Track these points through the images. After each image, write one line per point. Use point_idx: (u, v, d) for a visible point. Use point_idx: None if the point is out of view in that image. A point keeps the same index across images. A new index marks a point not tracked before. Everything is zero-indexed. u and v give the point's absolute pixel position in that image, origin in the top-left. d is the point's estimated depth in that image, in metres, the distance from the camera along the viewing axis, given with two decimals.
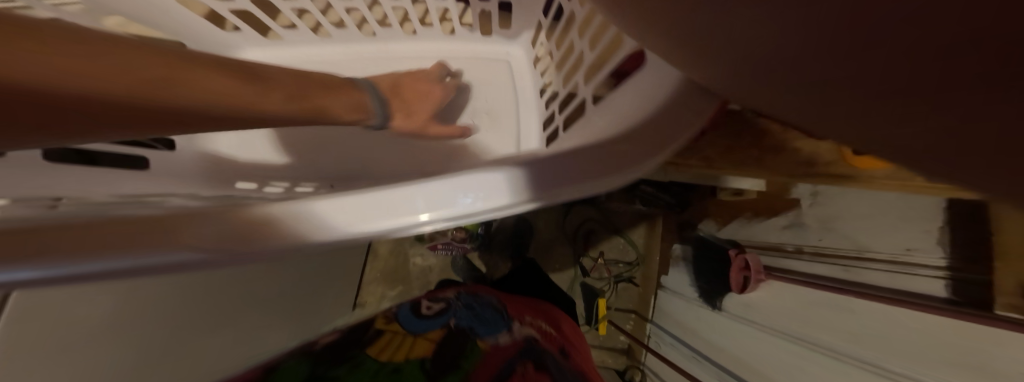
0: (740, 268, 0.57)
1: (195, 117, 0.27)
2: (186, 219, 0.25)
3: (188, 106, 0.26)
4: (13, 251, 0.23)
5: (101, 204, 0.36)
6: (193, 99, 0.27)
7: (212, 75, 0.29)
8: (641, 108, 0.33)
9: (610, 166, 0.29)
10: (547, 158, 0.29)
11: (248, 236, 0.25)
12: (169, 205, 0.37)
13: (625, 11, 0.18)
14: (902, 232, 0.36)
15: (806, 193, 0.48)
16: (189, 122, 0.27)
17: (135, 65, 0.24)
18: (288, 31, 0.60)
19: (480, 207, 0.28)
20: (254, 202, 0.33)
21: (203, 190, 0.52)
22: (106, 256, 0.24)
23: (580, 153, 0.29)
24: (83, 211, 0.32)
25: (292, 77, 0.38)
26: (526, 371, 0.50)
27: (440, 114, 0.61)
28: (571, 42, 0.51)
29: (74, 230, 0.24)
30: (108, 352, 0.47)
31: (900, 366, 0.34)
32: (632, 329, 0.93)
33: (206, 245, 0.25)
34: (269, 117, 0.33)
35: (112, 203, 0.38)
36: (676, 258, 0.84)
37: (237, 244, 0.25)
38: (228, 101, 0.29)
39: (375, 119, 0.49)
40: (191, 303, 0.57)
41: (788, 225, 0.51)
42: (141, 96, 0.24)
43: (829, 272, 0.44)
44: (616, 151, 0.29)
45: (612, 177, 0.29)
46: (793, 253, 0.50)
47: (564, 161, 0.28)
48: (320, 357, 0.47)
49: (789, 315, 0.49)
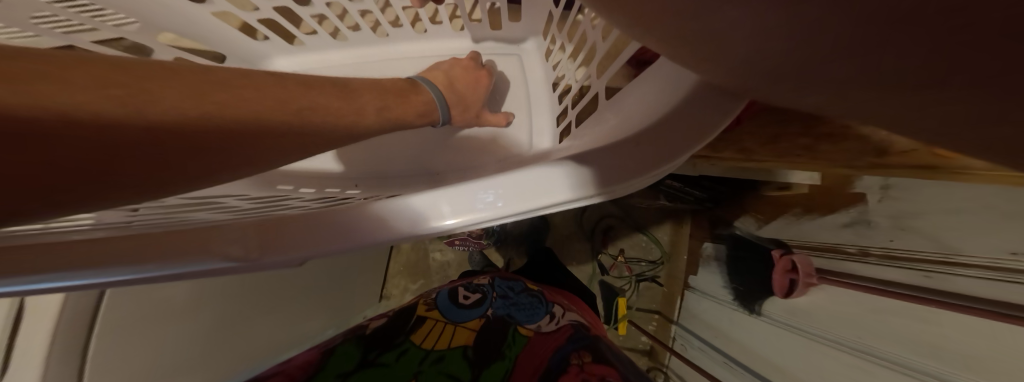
0: (785, 270, 0.54)
1: (277, 133, 0.24)
2: (238, 226, 0.26)
3: (267, 118, 0.23)
4: (55, 255, 0.23)
5: (224, 206, 0.37)
6: (274, 116, 0.24)
7: (288, 87, 0.27)
8: (667, 96, 0.29)
9: (655, 151, 0.26)
10: (614, 145, 0.27)
11: (278, 233, 0.26)
12: (224, 207, 0.37)
13: (648, 26, 0.17)
14: (996, 237, 0.30)
15: (874, 186, 0.42)
16: (280, 139, 0.24)
17: (221, 86, 0.22)
18: (310, 37, 0.57)
19: (546, 201, 0.26)
20: (288, 211, 0.34)
21: (250, 191, 0.45)
22: (188, 259, 0.24)
23: (640, 135, 0.27)
24: (127, 213, 0.32)
25: (360, 83, 0.37)
26: (582, 364, 0.47)
27: (486, 103, 0.58)
28: (582, 33, 0.47)
29: (114, 242, 0.24)
30: (180, 351, 0.44)
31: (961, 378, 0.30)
32: (654, 330, 0.89)
33: (263, 256, 0.26)
34: (350, 130, 0.30)
35: (174, 202, 0.35)
36: (707, 257, 0.78)
37: (285, 243, 0.26)
38: (303, 111, 0.26)
39: (439, 120, 0.48)
40: (252, 289, 0.55)
41: (849, 224, 0.46)
42: (225, 113, 0.21)
43: (906, 278, 0.37)
44: (663, 134, 0.26)
45: (666, 162, 0.26)
46: (856, 255, 0.44)
47: (629, 146, 0.26)
48: (370, 343, 0.53)
49: (848, 323, 0.43)
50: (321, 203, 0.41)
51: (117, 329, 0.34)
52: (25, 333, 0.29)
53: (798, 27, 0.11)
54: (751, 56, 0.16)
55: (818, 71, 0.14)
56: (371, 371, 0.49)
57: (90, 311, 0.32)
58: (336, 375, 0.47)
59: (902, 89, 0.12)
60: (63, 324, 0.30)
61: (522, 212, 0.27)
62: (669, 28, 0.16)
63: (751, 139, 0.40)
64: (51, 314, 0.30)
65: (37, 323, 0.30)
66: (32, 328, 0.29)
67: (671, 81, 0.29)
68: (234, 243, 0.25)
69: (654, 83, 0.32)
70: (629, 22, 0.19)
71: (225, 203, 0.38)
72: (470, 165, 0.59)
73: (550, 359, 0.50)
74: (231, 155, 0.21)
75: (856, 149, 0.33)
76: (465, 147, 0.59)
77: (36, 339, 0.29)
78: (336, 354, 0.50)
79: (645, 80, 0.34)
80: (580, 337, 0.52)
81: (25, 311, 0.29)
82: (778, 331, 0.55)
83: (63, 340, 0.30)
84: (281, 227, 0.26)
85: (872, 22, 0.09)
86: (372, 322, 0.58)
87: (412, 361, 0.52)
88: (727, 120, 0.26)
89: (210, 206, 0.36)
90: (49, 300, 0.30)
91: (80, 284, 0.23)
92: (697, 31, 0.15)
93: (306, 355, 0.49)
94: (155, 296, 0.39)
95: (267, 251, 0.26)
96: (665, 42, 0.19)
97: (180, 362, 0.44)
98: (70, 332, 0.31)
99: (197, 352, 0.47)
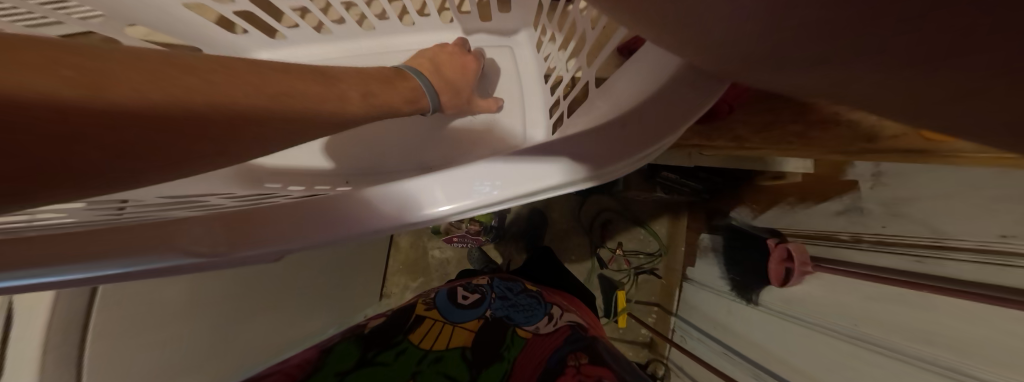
0: (782, 259, 0.55)
1: (258, 130, 0.23)
2: (212, 217, 0.25)
3: (248, 112, 0.23)
4: (43, 254, 0.23)
5: (209, 205, 0.37)
6: (251, 100, 0.23)
7: (266, 75, 0.26)
8: (651, 80, 0.28)
9: (640, 134, 0.26)
10: (597, 128, 0.26)
11: (248, 224, 0.26)
12: (211, 206, 0.36)
13: (632, 11, 0.17)
14: (987, 220, 0.30)
15: (867, 172, 0.42)
16: (258, 134, 0.24)
17: (196, 77, 0.21)
18: (293, 30, 0.56)
19: (539, 184, 0.26)
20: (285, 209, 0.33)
21: (237, 189, 0.47)
22: (163, 254, 0.24)
23: (626, 117, 0.26)
24: (110, 207, 0.31)
25: (343, 72, 0.36)
26: (579, 365, 0.47)
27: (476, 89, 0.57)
28: (573, 22, 0.46)
29: (99, 237, 0.24)
30: (180, 352, 0.44)
31: (960, 363, 0.30)
32: (654, 322, 0.90)
33: (246, 248, 0.25)
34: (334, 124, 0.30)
35: (155, 201, 0.35)
36: (704, 248, 0.78)
37: (252, 236, 0.26)
38: (286, 106, 0.26)
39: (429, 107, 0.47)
40: (249, 287, 0.54)
41: (842, 211, 0.46)
42: (202, 108, 0.21)
43: (897, 264, 0.37)
44: (648, 118, 0.26)
45: (646, 147, 0.26)
46: (850, 242, 0.44)
47: (612, 128, 0.26)
48: (368, 340, 0.53)
49: (844, 310, 0.44)
50: None
51: (112, 329, 0.34)
52: (21, 327, 0.29)
53: (777, 7, 0.11)
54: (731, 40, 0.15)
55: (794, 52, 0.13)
56: (370, 370, 0.49)
57: (84, 309, 0.32)
58: (333, 374, 0.47)
59: (879, 71, 0.12)
60: (60, 321, 0.30)
61: (517, 199, 0.26)
62: (649, 13, 0.16)
63: (745, 127, 0.39)
64: (44, 311, 0.30)
65: (27, 328, 0.29)
66: (24, 330, 0.29)
67: (655, 65, 0.29)
68: (207, 240, 0.25)
69: (641, 69, 0.31)
70: (613, 7, 0.18)
71: (207, 201, 0.38)
72: (464, 159, 0.58)
73: (547, 359, 0.50)
74: (205, 152, 0.21)
75: (850, 135, 0.33)
76: (459, 141, 0.59)
77: (31, 348, 0.29)
78: (335, 352, 0.50)
79: (632, 66, 0.34)
80: (577, 338, 0.53)
81: (16, 310, 0.29)
82: (776, 321, 0.55)
83: (59, 336, 0.30)
84: (262, 220, 0.26)
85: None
86: (370, 323, 0.58)
87: (411, 359, 0.52)
88: (711, 101, 0.26)
89: (193, 206, 0.36)
90: (37, 296, 0.30)
91: (73, 278, 0.24)
92: (680, 16, 0.15)
93: (305, 354, 0.49)
94: (150, 295, 0.39)
95: (240, 244, 0.25)
96: (651, 28, 0.18)
97: (179, 362, 0.44)
98: (62, 330, 0.30)
99: (198, 353, 0.47)
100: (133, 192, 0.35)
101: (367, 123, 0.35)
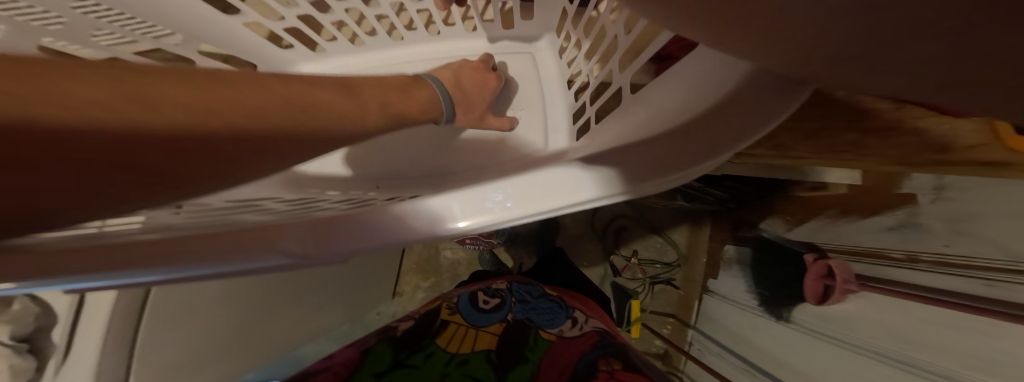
0: (820, 276, 0.50)
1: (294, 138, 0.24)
2: (300, 224, 0.27)
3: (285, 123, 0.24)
4: (81, 262, 0.23)
5: (258, 207, 0.37)
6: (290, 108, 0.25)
7: (293, 87, 0.28)
8: (714, 85, 0.27)
9: (712, 143, 0.24)
10: (653, 141, 0.25)
11: (326, 233, 0.27)
12: (262, 208, 0.37)
13: (686, 19, 0.16)
14: None
15: (925, 185, 0.39)
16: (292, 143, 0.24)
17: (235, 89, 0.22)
18: (330, 43, 0.58)
19: (565, 201, 0.25)
20: (321, 212, 0.34)
21: (283, 193, 0.48)
22: (251, 257, 0.25)
23: (691, 126, 0.25)
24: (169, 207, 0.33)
25: (360, 81, 0.37)
26: (613, 371, 0.45)
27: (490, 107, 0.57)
28: (600, 29, 0.46)
29: (130, 248, 0.24)
30: (208, 344, 0.45)
31: None
32: (670, 333, 0.86)
33: (295, 248, 0.26)
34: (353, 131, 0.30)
35: (221, 205, 0.35)
36: (729, 260, 0.75)
37: (329, 242, 0.27)
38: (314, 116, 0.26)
39: (442, 116, 0.48)
40: (276, 289, 0.55)
41: (895, 227, 0.42)
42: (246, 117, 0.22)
43: (959, 287, 0.34)
44: (720, 125, 0.24)
45: (719, 154, 0.24)
46: (905, 262, 0.41)
47: (673, 140, 0.25)
48: (401, 342, 0.54)
49: (890, 331, 0.41)
50: (349, 205, 0.42)
51: (164, 320, 0.37)
52: (88, 319, 0.33)
53: (873, 22, 0.10)
54: (813, 44, 0.14)
55: (887, 58, 0.12)
56: (402, 373, 0.49)
57: (137, 308, 0.35)
58: (372, 374, 0.47)
59: (989, 78, 0.11)
60: (121, 311, 0.34)
61: (539, 213, 0.26)
62: (711, 20, 0.15)
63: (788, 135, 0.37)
64: (105, 309, 0.33)
65: (93, 317, 0.33)
66: (93, 317, 0.33)
67: (717, 71, 0.27)
68: (298, 240, 0.26)
69: (698, 75, 0.30)
70: (665, 15, 0.17)
71: (262, 205, 0.38)
72: (483, 164, 0.58)
73: (577, 363, 0.49)
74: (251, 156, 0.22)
75: (913, 146, 0.32)
76: (479, 146, 0.59)
77: (91, 338, 0.33)
78: (372, 353, 0.51)
79: (686, 69, 0.32)
80: (606, 344, 0.51)
81: (88, 301, 0.33)
82: (807, 338, 0.52)
83: (119, 327, 0.34)
84: (334, 230, 0.27)
85: (944, 6, 0.08)
86: (401, 324, 0.58)
87: (438, 363, 0.51)
88: (796, 106, 0.23)
89: (252, 210, 0.36)
90: (102, 299, 0.33)
91: (104, 285, 0.24)
92: (752, 24, 0.14)
93: (347, 353, 0.50)
94: (190, 291, 0.41)
95: (321, 247, 0.26)
96: (711, 36, 0.17)
97: (204, 353, 0.45)
98: (120, 324, 0.33)
99: (223, 343, 0.48)
100: (197, 198, 0.35)
101: (388, 128, 0.36)
